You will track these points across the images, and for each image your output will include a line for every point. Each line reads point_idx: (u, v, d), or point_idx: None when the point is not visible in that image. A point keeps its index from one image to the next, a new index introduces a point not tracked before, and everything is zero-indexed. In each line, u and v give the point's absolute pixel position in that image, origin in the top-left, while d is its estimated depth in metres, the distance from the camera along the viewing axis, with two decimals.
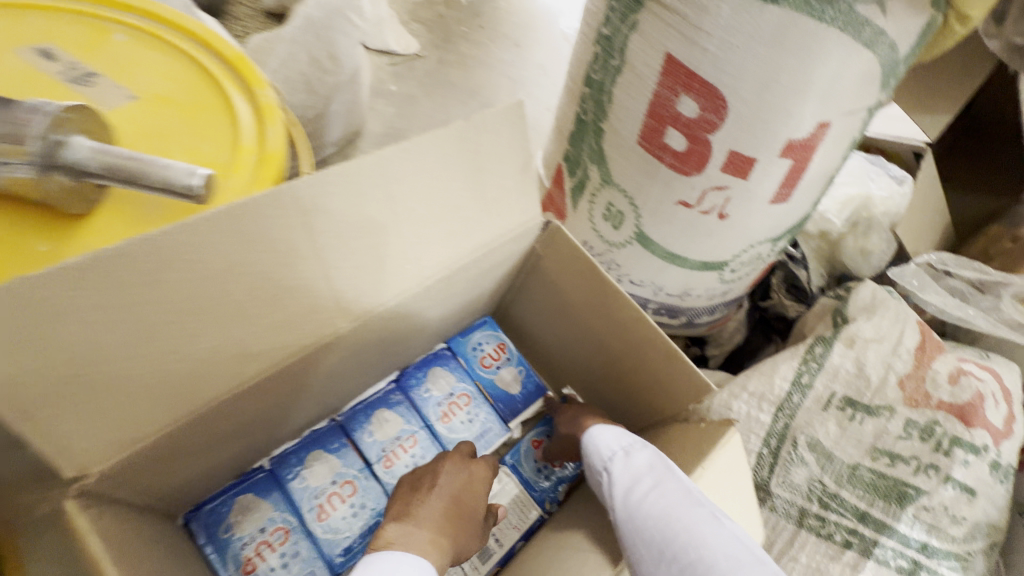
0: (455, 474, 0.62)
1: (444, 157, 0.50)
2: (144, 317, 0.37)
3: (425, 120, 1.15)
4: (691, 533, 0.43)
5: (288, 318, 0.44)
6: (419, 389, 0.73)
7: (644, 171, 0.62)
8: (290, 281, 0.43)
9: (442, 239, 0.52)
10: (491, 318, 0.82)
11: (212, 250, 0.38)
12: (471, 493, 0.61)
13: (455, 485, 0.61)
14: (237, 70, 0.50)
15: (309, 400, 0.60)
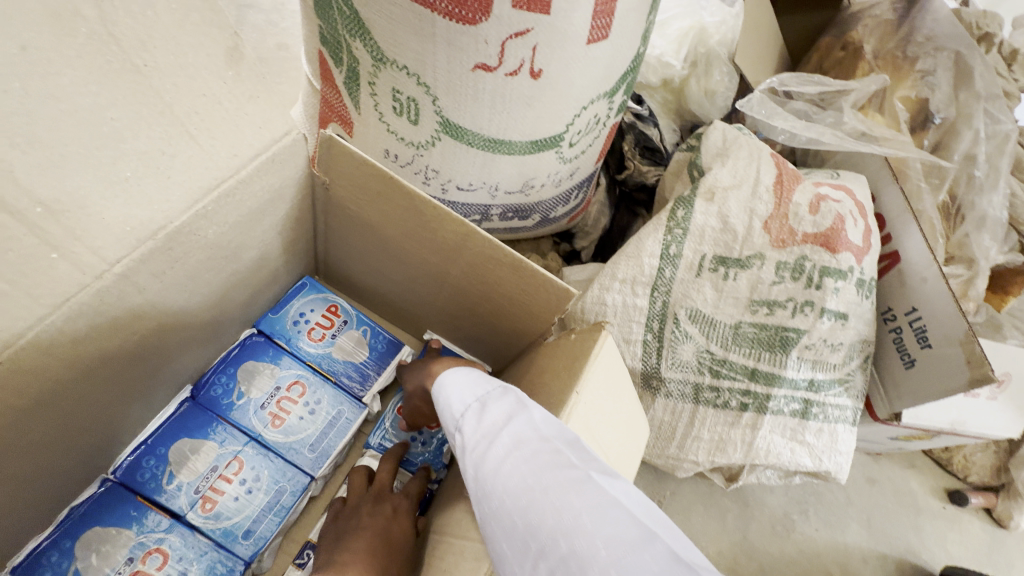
0: (377, 508, 0.52)
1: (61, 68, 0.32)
2: None
3: None
4: (559, 515, 0.32)
5: None
6: (230, 397, 0.56)
7: (416, 31, 0.44)
8: None
9: (117, 200, 0.35)
10: (310, 277, 0.63)
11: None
12: (397, 522, 0.51)
13: (376, 518, 0.51)
14: None
15: (31, 470, 0.44)
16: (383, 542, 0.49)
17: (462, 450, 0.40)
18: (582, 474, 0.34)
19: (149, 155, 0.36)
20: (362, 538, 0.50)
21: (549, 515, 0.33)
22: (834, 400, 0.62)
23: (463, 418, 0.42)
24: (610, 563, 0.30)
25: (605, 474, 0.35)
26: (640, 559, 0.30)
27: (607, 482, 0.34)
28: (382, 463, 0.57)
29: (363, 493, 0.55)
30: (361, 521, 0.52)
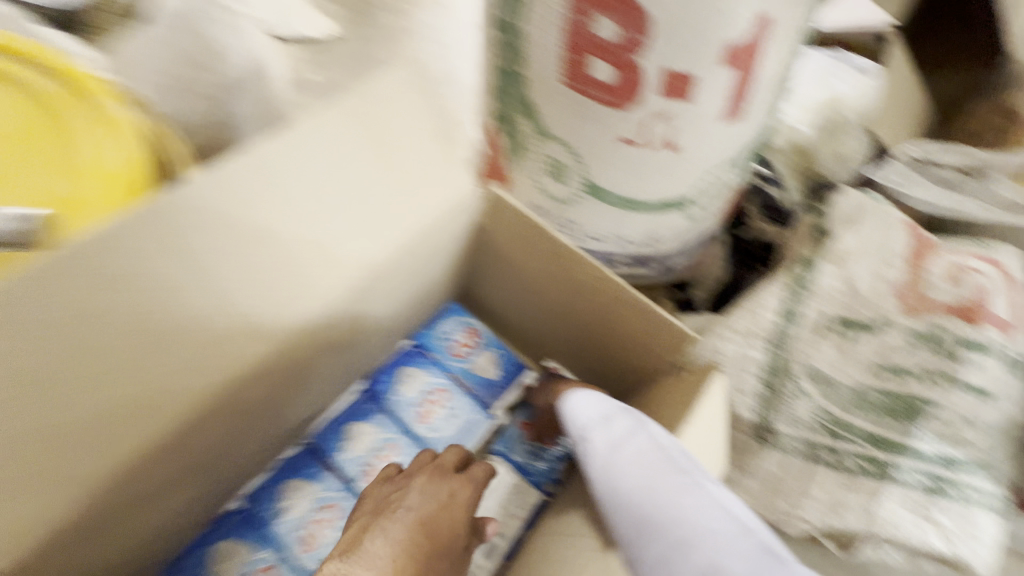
0: (433, 497, 0.57)
1: (343, 139, 0.46)
2: (10, 373, 0.36)
3: None
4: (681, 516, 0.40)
5: (196, 357, 0.43)
6: (390, 393, 0.69)
7: (576, 112, 0.55)
8: (189, 316, 0.41)
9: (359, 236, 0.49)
10: (455, 304, 0.76)
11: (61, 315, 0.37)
12: (447, 512, 0.56)
13: (431, 509, 0.56)
14: (76, 85, 0.50)
15: (271, 431, 0.59)
16: (422, 529, 0.54)
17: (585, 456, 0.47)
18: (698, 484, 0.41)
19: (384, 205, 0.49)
20: (404, 532, 0.53)
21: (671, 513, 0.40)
22: (970, 482, 0.58)
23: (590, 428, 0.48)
24: (715, 552, 0.38)
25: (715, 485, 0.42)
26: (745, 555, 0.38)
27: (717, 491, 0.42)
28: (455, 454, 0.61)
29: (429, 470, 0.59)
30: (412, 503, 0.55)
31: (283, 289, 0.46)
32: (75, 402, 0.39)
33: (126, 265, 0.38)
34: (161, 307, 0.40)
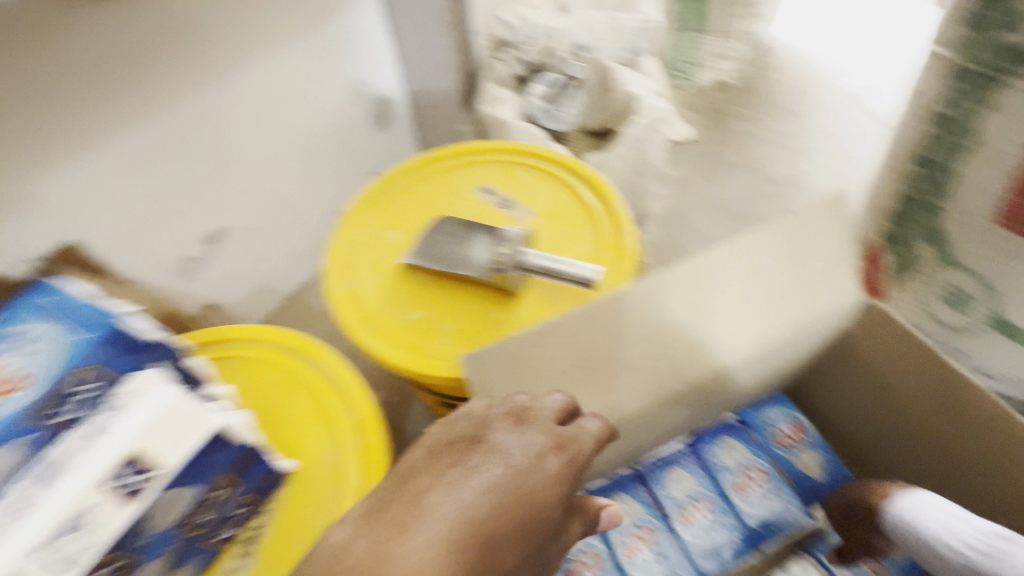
0: (500, 453, 0.42)
1: (777, 251, 0.56)
2: (585, 353, 0.52)
3: (703, 201, 1.23)
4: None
5: (662, 373, 0.56)
6: (712, 454, 0.73)
7: (998, 249, 0.56)
8: (668, 344, 0.55)
9: (765, 320, 0.57)
10: (782, 394, 0.79)
11: (602, 325, 0.52)
12: (535, 480, 0.42)
13: (487, 446, 0.43)
14: (596, 187, 0.67)
15: (629, 452, 0.68)
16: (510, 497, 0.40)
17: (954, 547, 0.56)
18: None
19: (799, 301, 0.57)
20: (473, 482, 0.40)
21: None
22: None
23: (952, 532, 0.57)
24: None
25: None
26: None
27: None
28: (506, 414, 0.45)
29: (476, 436, 0.43)
30: (465, 459, 0.42)
31: (727, 333, 0.57)
32: (601, 377, 0.53)
33: (644, 306, 0.53)
34: (655, 326, 0.54)
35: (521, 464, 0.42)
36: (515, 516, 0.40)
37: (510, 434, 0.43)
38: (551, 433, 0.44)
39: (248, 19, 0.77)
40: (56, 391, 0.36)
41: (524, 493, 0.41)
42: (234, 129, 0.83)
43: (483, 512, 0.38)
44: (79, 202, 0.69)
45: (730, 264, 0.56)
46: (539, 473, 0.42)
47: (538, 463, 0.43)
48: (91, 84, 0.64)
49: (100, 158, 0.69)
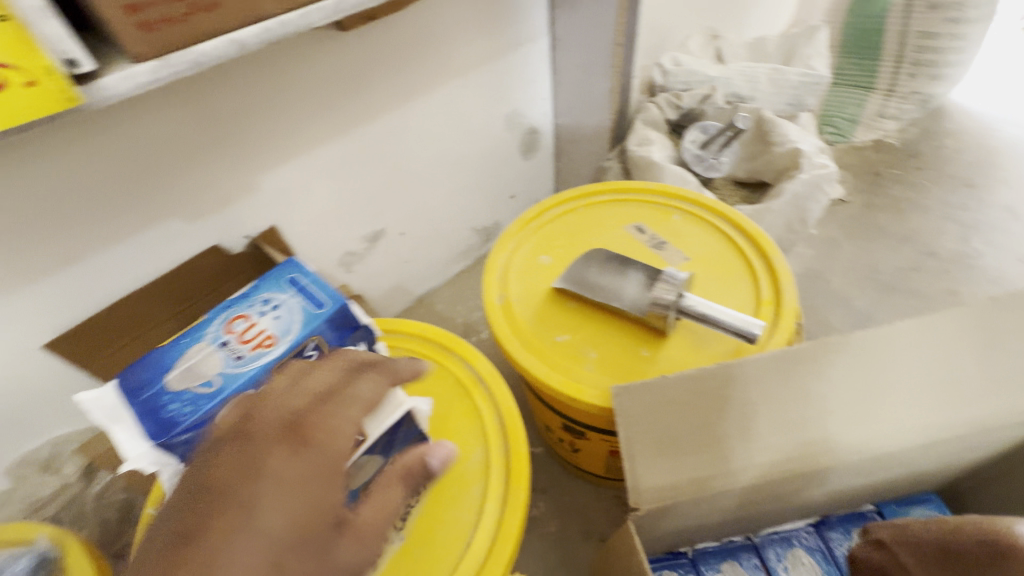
0: (243, 469, 0.32)
1: (964, 338, 0.51)
2: (728, 407, 0.50)
3: (848, 265, 1.14)
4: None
5: (812, 445, 0.49)
6: (842, 544, 0.66)
7: None
8: (818, 413, 0.50)
9: (943, 409, 0.49)
10: (934, 496, 0.71)
11: (760, 381, 0.51)
12: (317, 455, 0.33)
13: (237, 478, 0.31)
14: (756, 241, 0.66)
15: (749, 520, 0.64)
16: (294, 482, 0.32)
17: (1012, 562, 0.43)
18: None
19: (987, 396, 0.50)
20: (245, 513, 0.30)
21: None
22: None
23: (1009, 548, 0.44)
24: None
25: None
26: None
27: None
28: (271, 399, 0.36)
29: (232, 437, 0.34)
30: (208, 490, 0.31)
31: (899, 415, 0.49)
32: (741, 433, 0.50)
33: (799, 371, 0.51)
34: (814, 392, 0.50)
35: (298, 461, 0.33)
36: (307, 535, 0.31)
37: (267, 439, 0.33)
38: (334, 422, 0.35)
39: (444, 50, 0.87)
40: (300, 350, 0.43)
41: (316, 508, 0.31)
42: (413, 142, 0.94)
43: (274, 536, 0.29)
44: (284, 192, 0.81)
45: (909, 345, 0.51)
46: (325, 473, 0.33)
47: (325, 461, 0.33)
48: (325, 100, 0.77)
49: (308, 158, 0.81)
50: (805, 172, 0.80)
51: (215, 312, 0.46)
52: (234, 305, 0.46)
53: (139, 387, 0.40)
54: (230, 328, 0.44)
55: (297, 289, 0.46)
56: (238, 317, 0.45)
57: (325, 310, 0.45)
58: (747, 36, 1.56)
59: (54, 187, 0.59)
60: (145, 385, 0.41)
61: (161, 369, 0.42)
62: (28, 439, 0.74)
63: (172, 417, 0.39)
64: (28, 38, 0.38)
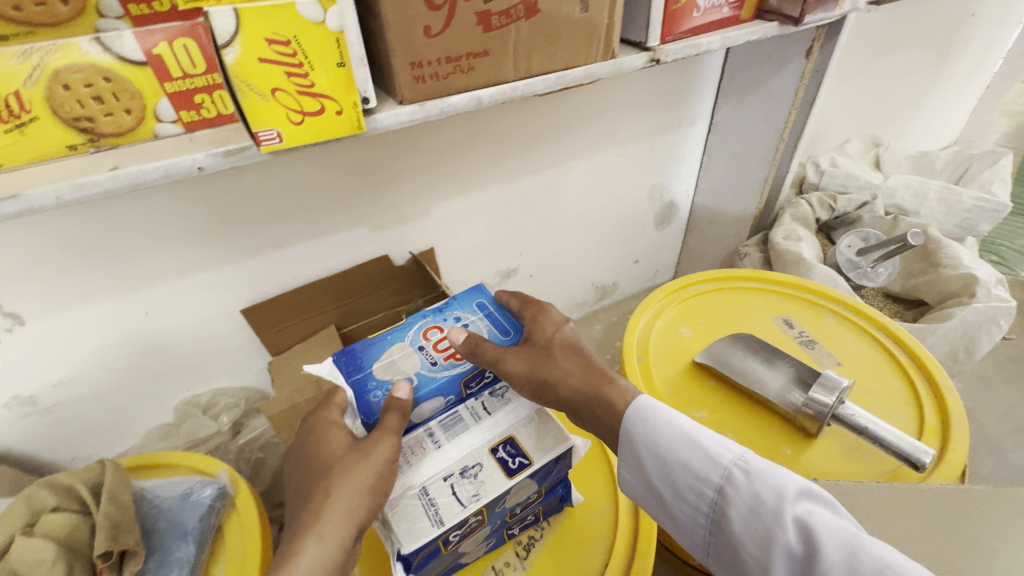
0: (293, 468, 0.44)
1: None
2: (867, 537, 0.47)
3: (1004, 410, 1.02)
4: (689, 468, 0.39)
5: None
6: None
7: None
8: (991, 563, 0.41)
9: None
10: None
11: (926, 514, 0.47)
12: (318, 430, 0.43)
13: (296, 472, 0.43)
14: (920, 362, 0.64)
15: None
16: (315, 450, 0.42)
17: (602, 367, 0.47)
18: (724, 464, 0.38)
19: None
20: (308, 482, 0.41)
21: (688, 455, 0.40)
22: None
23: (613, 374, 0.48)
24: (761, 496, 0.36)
25: (797, 491, 0.36)
26: (781, 541, 0.34)
27: (807, 508, 0.35)
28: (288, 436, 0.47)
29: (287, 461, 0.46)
30: (291, 493, 0.43)
31: None
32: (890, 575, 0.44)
33: (959, 515, 0.46)
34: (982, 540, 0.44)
35: (314, 441, 0.43)
36: (342, 459, 0.41)
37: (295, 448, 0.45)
38: (322, 406, 0.45)
39: (614, 120, 0.95)
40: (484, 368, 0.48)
41: (335, 452, 0.41)
42: (564, 195, 1.01)
43: (325, 476, 0.40)
44: (450, 220, 0.91)
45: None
46: (324, 438, 0.43)
47: (321, 431, 0.43)
48: (506, 149, 0.87)
49: (477, 194, 0.90)
50: (979, 302, 0.75)
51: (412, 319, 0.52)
52: (430, 317, 0.52)
53: (351, 370, 0.46)
54: (426, 336, 0.50)
55: (485, 313, 0.52)
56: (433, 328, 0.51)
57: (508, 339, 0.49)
58: (906, 147, 1.51)
59: (293, 185, 0.72)
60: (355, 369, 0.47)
61: (368, 359, 0.47)
62: (198, 384, 0.86)
63: (377, 404, 0.44)
64: (352, 81, 0.49)
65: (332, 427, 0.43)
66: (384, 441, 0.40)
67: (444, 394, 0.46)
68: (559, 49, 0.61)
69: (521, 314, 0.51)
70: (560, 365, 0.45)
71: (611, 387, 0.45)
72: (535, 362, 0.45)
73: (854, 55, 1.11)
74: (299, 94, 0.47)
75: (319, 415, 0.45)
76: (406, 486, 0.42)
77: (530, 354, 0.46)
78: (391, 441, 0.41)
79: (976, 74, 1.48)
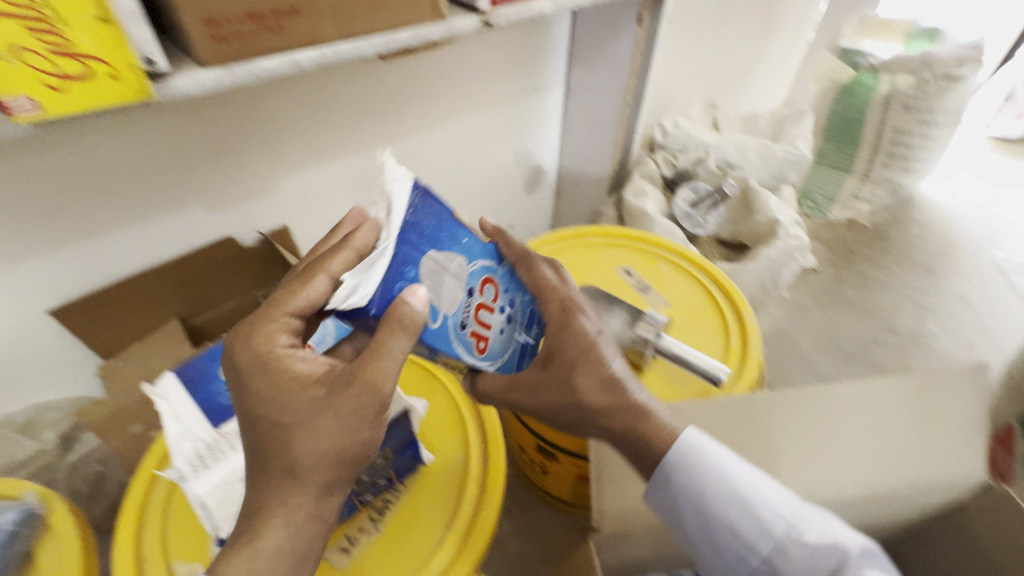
0: (253, 426, 0.41)
1: (896, 403, 0.57)
2: None
3: (815, 330, 1.22)
4: (739, 535, 0.50)
5: None
6: None
7: None
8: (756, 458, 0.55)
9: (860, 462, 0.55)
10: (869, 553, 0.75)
11: (722, 422, 0.56)
12: (283, 383, 0.41)
13: (258, 434, 0.41)
14: (731, 296, 0.73)
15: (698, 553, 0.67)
16: (282, 410, 0.41)
17: (633, 398, 0.54)
18: (778, 533, 0.48)
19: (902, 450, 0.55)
20: (279, 452, 0.41)
21: (737, 518, 0.50)
22: None
23: (647, 401, 0.54)
24: (818, 555, 0.47)
25: (856, 550, 0.46)
26: None
27: (867, 567, 0.45)
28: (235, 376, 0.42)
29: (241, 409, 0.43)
30: (255, 452, 0.42)
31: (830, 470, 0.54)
32: None
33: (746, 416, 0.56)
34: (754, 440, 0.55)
35: (279, 401, 0.41)
36: (315, 423, 0.40)
37: (250, 402, 0.41)
38: (270, 344, 0.42)
39: (470, 86, 0.95)
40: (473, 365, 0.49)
41: (305, 414, 0.40)
42: (427, 163, 1.00)
43: (301, 450, 0.40)
44: (303, 195, 0.86)
45: (857, 408, 0.57)
46: (280, 397, 0.41)
47: (284, 384, 0.41)
48: (355, 117, 0.83)
49: (330, 166, 0.86)
50: (781, 241, 0.88)
51: (487, 261, 0.49)
52: (499, 277, 0.51)
53: (410, 234, 0.42)
54: (484, 288, 0.48)
55: (522, 308, 0.53)
56: (489, 286, 0.49)
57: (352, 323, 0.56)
58: (744, 109, 1.70)
59: (92, 164, 0.63)
60: (407, 244, 0.41)
61: (435, 239, 0.44)
62: (12, 401, 0.75)
63: (385, 296, 0.39)
64: (124, 39, 0.42)
65: (286, 383, 0.40)
66: (360, 401, 0.40)
67: (440, 351, 0.45)
68: (381, 10, 0.59)
69: (554, 316, 0.53)
70: (574, 390, 0.53)
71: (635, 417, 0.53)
72: (557, 390, 0.53)
73: (689, 23, 1.21)
74: (52, 54, 0.40)
75: (265, 363, 0.41)
76: (230, 471, 0.44)
77: (556, 394, 0.53)
78: (366, 399, 0.41)
79: (795, 42, 1.69)
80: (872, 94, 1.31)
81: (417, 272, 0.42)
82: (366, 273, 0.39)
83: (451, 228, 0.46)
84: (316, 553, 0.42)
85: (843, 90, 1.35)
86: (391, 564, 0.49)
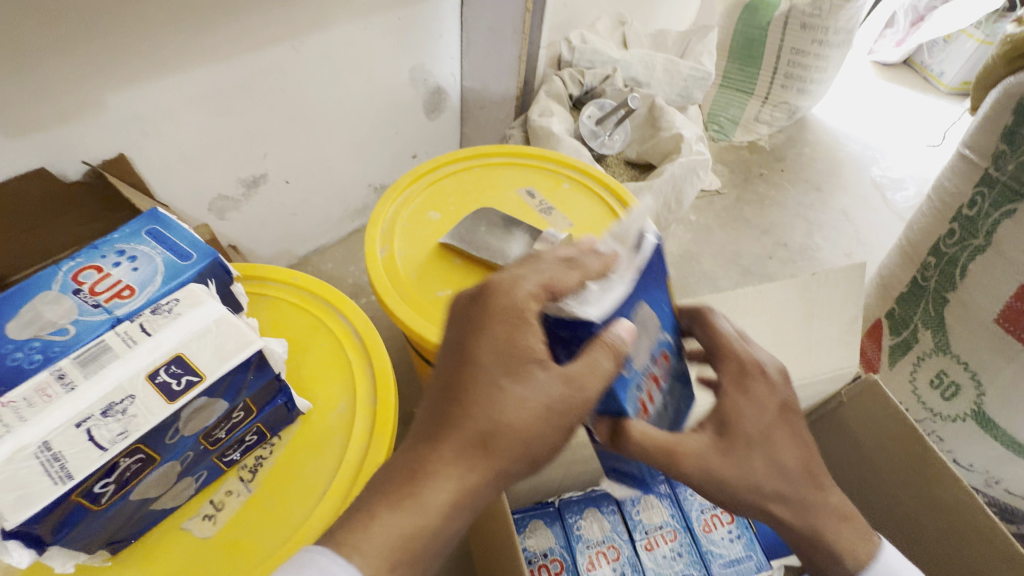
0: (467, 370, 0.38)
1: (784, 304, 0.59)
2: None
3: (717, 249, 1.27)
4: None
5: None
6: (686, 489, 0.70)
7: (996, 350, 0.65)
8: None
9: None
10: None
11: None
12: (516, 344, 0.38)
13: (466, 381, 0.38)
14: (634, 213, 0.71)
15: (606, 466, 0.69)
16: (505, 372, 0.37)
17: (825, 488, 0.46)
18: None
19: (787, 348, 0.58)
20: (478, 411, 0.37)
21: None
22: None
23: (829, 488, 0.46)
24: None
25: None
26: None
27: None
28: (473, 315, 0.40)
29: (459, 343, 0.39)
30: (449, 396, 0.38)
31: None
32: None
33: None
34: None
35: (509, 356, 0.38)
36: (527, 406, 0.37)
37: (485, 346, 0.38)
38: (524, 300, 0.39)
39: None
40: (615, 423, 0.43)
41: (525, 392, 0.37)
42: (301, 79, 0.86)
43: (501, 422, 0.36)
44: (141, 116, 0.71)
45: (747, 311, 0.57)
46: (513, 359, 0.37)
47: (521, 346, 0.38)
48: (194, 15, 0.68)
49: (170, 79, 0.71)
50: (684, 157, 0.87)
51: (670, 335, 0.47)
52: (675, 352, 0.48)
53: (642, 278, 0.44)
54: (660, 359, 0.45)
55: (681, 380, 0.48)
56: (664, 359, 0.46)
57: (198, 255, 0.44)
58: (653, 28, 1.65)
59: None
60: (632, 286, 0.42)
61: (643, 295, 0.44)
62: None
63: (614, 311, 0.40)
64: None
65: (525, 347, 0.38)
66: (576, 406, 0.37)
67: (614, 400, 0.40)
68: None
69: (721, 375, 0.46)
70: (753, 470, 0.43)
71: (808, 507, 0.45)
72: (735, 468, 0.43)
73: None
74: None
75: (515, 318, 0.38)
76: (19, 448, 0.34)
77: (740, 476, 0.43)
78: (579, 407, 0.38)
79: None
80: (773, 12, 1.32)
81: (631, 312, 0.41)
82: (608, 292, 0.41)
83: (658, 291, 0.46)
84: (446, 543, 0.37)
85: (746, 8, 1.36)
86: (263, 522, 0.45)
